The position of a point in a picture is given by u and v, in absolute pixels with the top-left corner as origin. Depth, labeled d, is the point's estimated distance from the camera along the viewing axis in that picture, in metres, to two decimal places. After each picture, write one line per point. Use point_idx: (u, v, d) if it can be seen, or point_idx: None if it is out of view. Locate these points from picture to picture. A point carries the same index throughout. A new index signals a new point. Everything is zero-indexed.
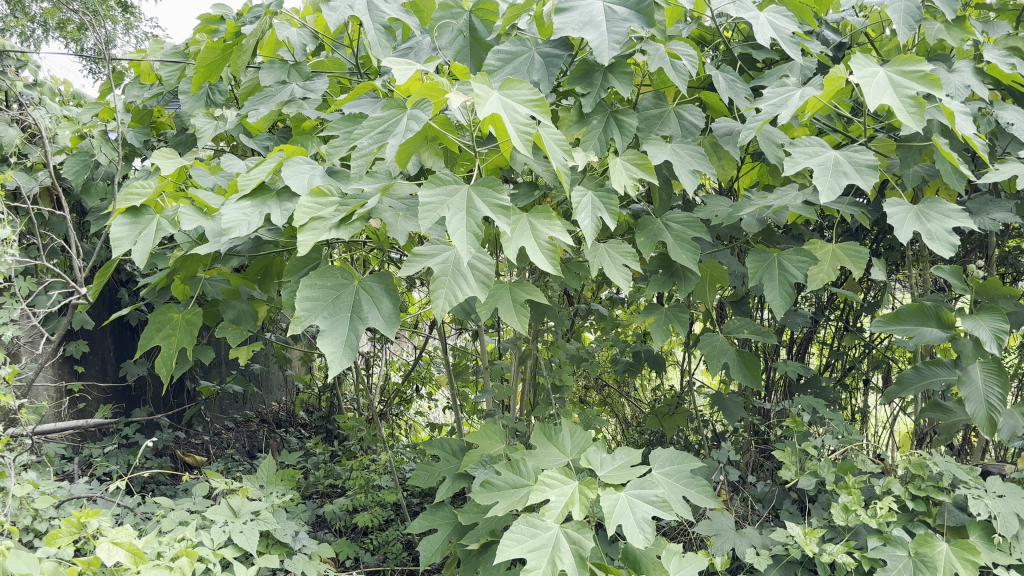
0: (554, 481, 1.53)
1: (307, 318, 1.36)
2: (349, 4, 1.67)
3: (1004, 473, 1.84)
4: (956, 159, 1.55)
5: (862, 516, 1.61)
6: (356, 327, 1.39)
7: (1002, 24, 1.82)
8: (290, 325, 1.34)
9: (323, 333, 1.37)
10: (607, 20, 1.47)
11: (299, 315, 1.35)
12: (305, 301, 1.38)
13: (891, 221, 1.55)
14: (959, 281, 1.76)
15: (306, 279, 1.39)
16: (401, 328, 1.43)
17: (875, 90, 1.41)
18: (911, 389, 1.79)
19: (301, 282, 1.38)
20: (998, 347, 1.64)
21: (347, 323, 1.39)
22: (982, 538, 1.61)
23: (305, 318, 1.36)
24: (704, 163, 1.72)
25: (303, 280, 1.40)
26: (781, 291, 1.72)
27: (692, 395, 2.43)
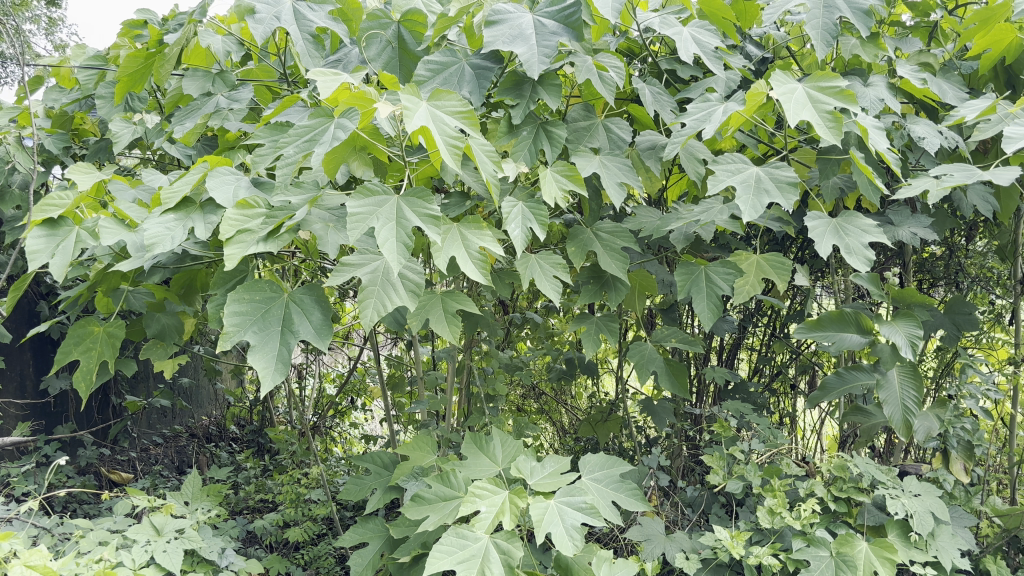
0: (483, 491, 1.52)
1: (236, 334, 1.34)
2: (275, 15, 1.63)
3: (921, 473, 1.90)
4: (872, 174, 1.61)
5: (786, 518, 1.65)
6: (288, 341, 1.38)
7: (914, 40, 1.89)
8: (219, 342, 1.31)
9: (254, 349, 1.35)
10: (537, 33, 1.49)
11: (227, 331, 1.32)
12: (233, 316, 1.35)
13: (811, 235, 1.60)
14: (877, 288, 1.82)
15: (234, 294, 1.36)
16: (333, 339, 1.42)
17: (795, 106, 1.45)
18: (833, 394, 1.83)
19: (229, 296, 1.35)
20: (913, 352, 1.70)
21: (277, 338, 1.38)
22: (900, 536, 1.66)
23: (234, 334, 1.33)
24: (632, 176, 1.73)
25: (231, 294, 1.37)
26: (709, 304, 1.74)
27: (624, 402, 2.45)
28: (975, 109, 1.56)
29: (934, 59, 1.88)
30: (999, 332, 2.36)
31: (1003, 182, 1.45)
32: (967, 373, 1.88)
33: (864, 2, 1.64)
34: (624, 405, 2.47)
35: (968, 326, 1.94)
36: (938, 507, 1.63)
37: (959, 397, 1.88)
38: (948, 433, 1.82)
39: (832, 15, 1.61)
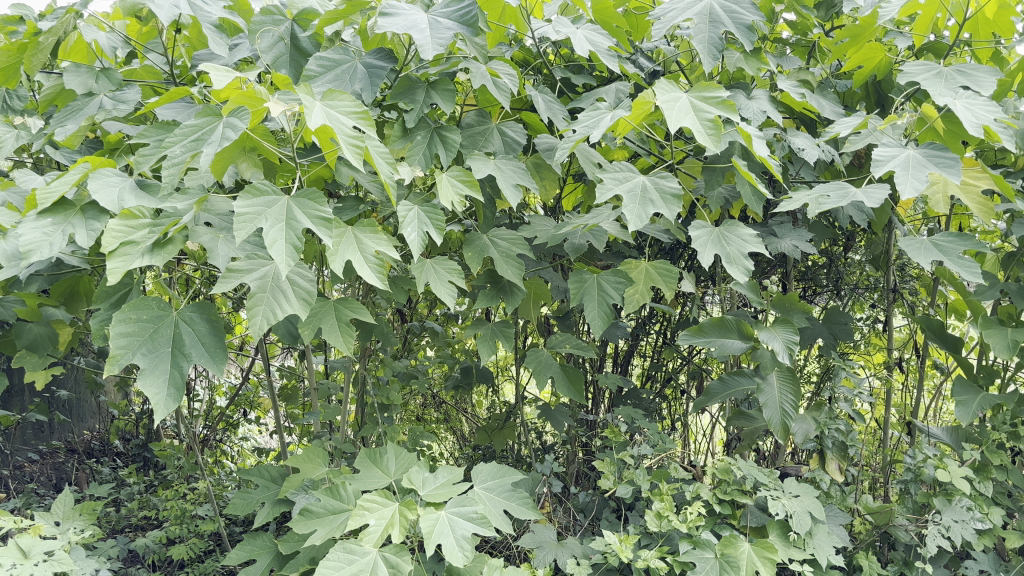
0: (373, 504, 1.50)
1: (123, 357, 1.28)
2: (173, 4, 1.54)
3: (800, 474, 1.98)
4: (754, 181, 1.65)
5: (673, 521, 1.68)
6: (179, 364, 1.33)
7: (795, 59, 1.95)
8: (105, 368, 1.25)
9: (143, 373, 1.29)
10: (432, 27, 1.45)
11: (113, 354, 1.27)
12: (119, 338, 1.28)
13: (695, 243, 1.63)
14: (758, 296, 1.88)
15: (120, 314, 1.29)
16: (227, 362, 1.36)
17: (676, 113, 1.49)
18: (717, 398, 1.88)
19: (115, 316, 1.29)
20: (789, 356, 1.77)
21: (168, 360, 1.32)
22: (779, 535, 1.72)
23: (121, 357, 1.28)
24: (527, 179, 1.72)
25: (116, 314, 1.30)
26: (599, 311, 1.75)
27: (520, 410, 2.46)
28: (849, 124, 1.63)
29: (812, 77, 1.92)
30: (872, 338, 2.48)
31: (873, 204, 1.52)
32: (842, 377, 1.97)
33: (746, 17, 1.66)
34: (520, 413, 2.48)
35: (844, 336, 2.03)
36: (815, 507, 1.70)
37: (834, 401, 1.96)
38: (824, 434, 1.90)
39: (717, 29, 1.64)
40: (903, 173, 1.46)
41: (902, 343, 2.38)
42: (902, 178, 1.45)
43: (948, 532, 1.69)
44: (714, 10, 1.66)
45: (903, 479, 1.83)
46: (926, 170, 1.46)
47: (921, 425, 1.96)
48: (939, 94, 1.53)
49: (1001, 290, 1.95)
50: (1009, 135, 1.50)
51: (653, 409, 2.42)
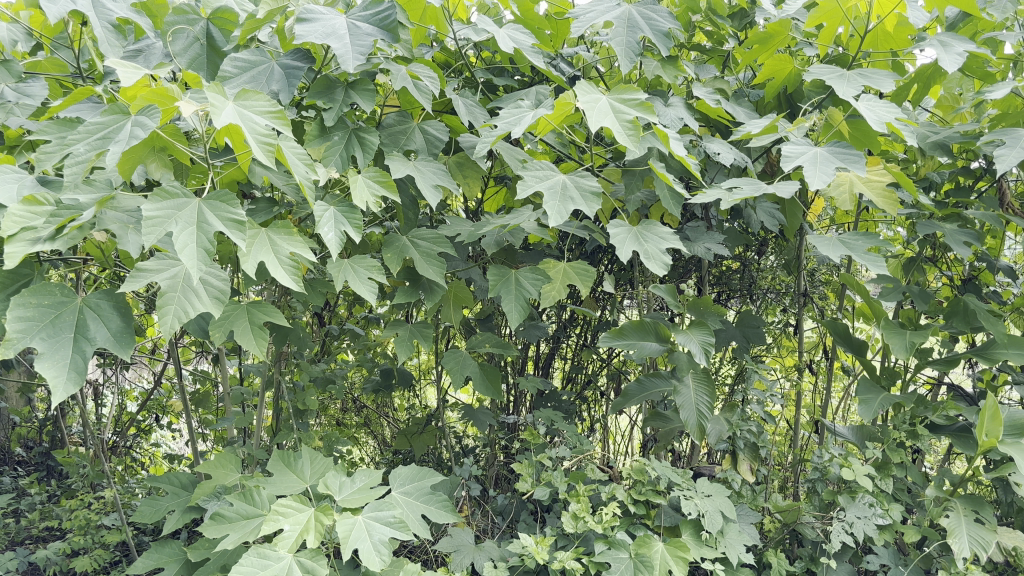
0: (287, 510, 1.47)
1: (21, 340, 1.21)
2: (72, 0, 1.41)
3: (713, 474, 2.02)
4: (671, 181, 1.67)
5: (589, 522, 1.69)
6: (82, 348, 1.27)
7: (711, 67, 1.99)
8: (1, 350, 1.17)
9: (42, 356, 1.22)
10: (351, 34, 1.43)
11: (10, 337, 1.20)
12: (17, 322, 1.22)
13: (614, 241, 1.65)
14: (675, 299, 1.92)
15: (19, 297, 1.23)
16: (133, 348, 1.33)
17: (596, 113, 1.49)
18: (634, 401, 1.94)
19: (14, 300, 1.22)
20: (705, 358, 1.80)
21: (70, 345, 1.26)
22: (692, 535, 1.75)
23: (19, 341, 1.20)
24: (447, 179, 1.71)
25: (14, 297, 1.24)
26: (517, 305, 1.75)
27: (440, 414, 2.45)
28: (759, 124, 1.66)
29: (726, 86, 1.97)
30: (784, 340, 2.54)
31: (783, 195, 1.56)
32: (754, 379, 2.02)
33: (663, 25, 1.69)
34: (441, 417, 2.46)
35: (756, 339, 2.07)
36: (726, 506, 1.73)
37: (746, 402, 2.00)
38: (737, 436, 1.95)
39: (634, 34, 1.67)
40: (811, 167, 1.50)
41: (812, 345, 2.46)
42: (809, 171, 1.49)
43: (852, 528, 1.75)
44: (632, 16, 1.68)
45: (810, 478, 1.89)
46: (832, 165, 1.51)
47: (828, 425, 2.02)
48: (843, 93, 1.59)
49: (903, 293, 2.03)
50: (909, 132, 1.56)
51: (572, 412, 2.44)
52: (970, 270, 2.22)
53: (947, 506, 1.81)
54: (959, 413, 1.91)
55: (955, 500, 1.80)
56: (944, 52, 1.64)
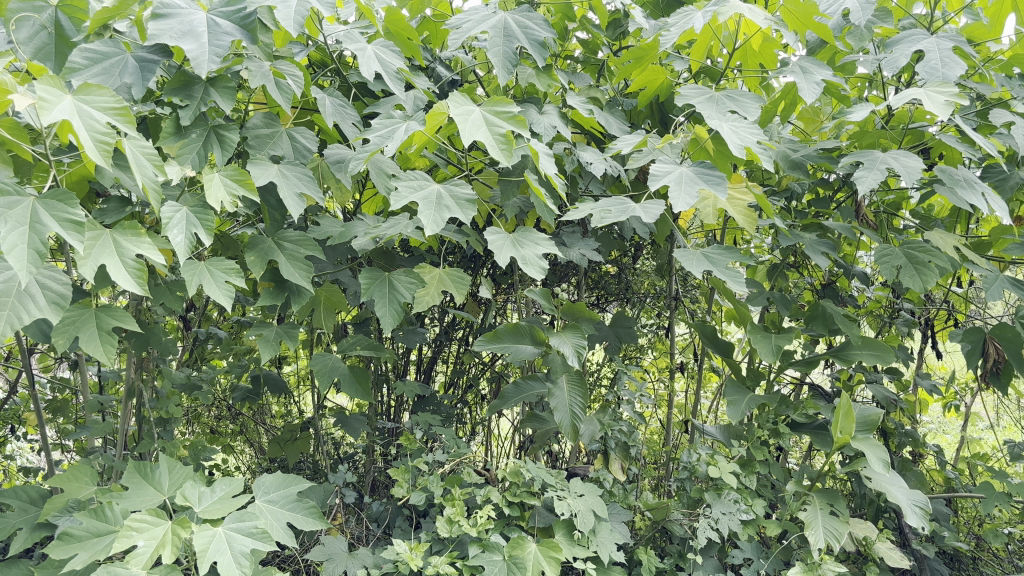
0: (142, 524, 1.40)
1: None
2: None
3: (588, 474, 2.05)
4: (545, 194, 1.67)
5: (463, 526, 1.69)
6: None
7: (585, 75, 2.02)
8: None
9: None
10: (209, 32, 1.37)
11: None
12: None
13: (492, 246, 1.61)
14: (549, 302, 1.93)
15: None
16: None
17: (470, 127, 1.47)
18: (511, 402, 1.95)
19: None
20: (577, 361, 1.83)
21: None
22: (565, 535, 1.77)
23: None
24: (311, 187, 1.68)
25: None
26: (391, 309, 1.73)
27: (315, 420, 2.39)
28: (630, 142, 1.71)
29: (601, 95, 2.02)
30: (658, 343, 2.61)
31: (647, 219, 1.59)
32: (625, 381, 2.06)
33: (538, 34, 1.68)
34: (316, 423, 2.41)
35: (628, 338, 2.15)
36: (598, 506, 1.76)
37: (618, 403, 2.05)
38: (608, 435, 1.99)
39: (511, 44, 1.65)
40: (676, 188, 1.55)
41: (684, 348, 2.53)
42: (676, 194, 1.53)
43: (717, 524, 1.81)
44: (508, 25, 1.66)
45: (680, 477, 1.95)
46: (696, 187, 1.56)
47: (697, 425, 2.08)
48: (710, 115, 1.63)
49: (766, 298, 2.13)
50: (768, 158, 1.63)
51: (451, 416, 2.43)
52: (829, 276, 2.34)
53: (805, 500, 1.89)
54: (817, 412, 2.01)
55: (812, 494, 1.88)
56: (803, 79, 1.73)
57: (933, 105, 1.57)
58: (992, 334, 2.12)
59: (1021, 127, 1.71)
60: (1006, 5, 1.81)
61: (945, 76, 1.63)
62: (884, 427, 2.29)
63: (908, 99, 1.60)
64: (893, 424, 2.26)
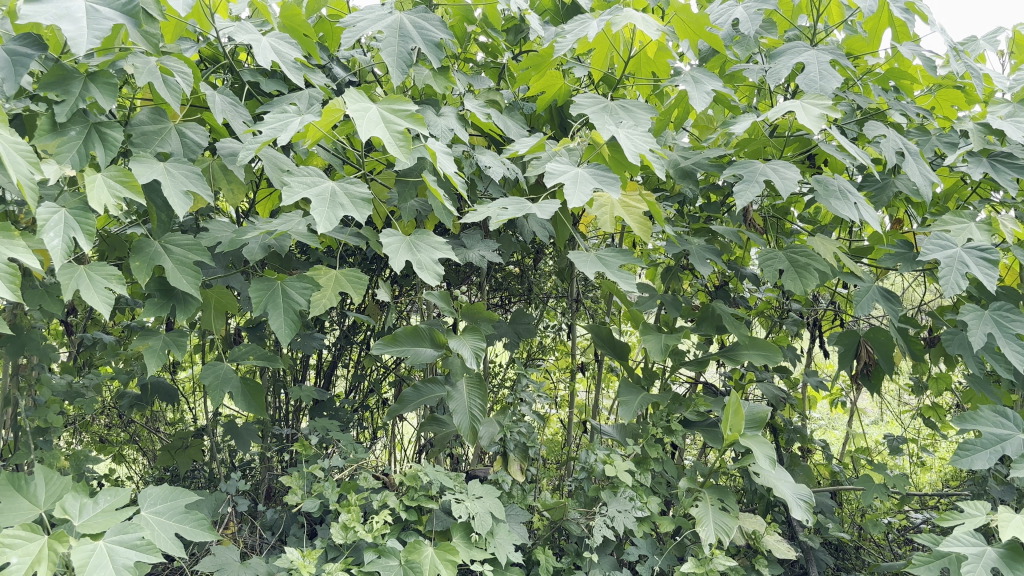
0: (14, 541, 1.32)
1: None
2: None
3: (486, 476, 2.05)
4: (441, 196, 1.64)
5: (359, 532, 1.66)
6: None
7: (485, 78, 2.03)
8: None
9: None
10: (88, 17, 1.26)
11: None
12: None
13: (387, 249, 1.60)
14: (448, 304, 1.92)
15: None
16: None
17: (368, 123, 1.43)
18: (410, 406, 1.95)
19: None
20: (474, 364, 1.83)
21: None
22: (462, 537, 1.76)
23: None
24: (199, 185, 1.62)
25: None
26: (286, 320, 1.69)
27: (208, 428, 2.32)
28: (526, 143, 1.71)
29: (500, 98, 2.01)
30: (559, 345, 2.64)
31: (544, 217, 1.60)
32: (524, 383, 2.08)
33: (435, 35, 1.67)
34: (209, 431, 2.34)
35: (527, 335, 2.17)
36: (496, 507, 1.76)
37: (516, 404, 2.06)
38: (507, 437, 1.99)
39: (406, 44, 1.63)
40: (572, 187, 1.56)
41: (584, 349, 2.57)
42: (572, 190, 1.55)
43: (613, 522, 1.84)
44: (404, 25, 1.64)
45: (577, 476, 1.97)
46: (591, 188, 1.58)
47: (595, 425, 2.11)
48: (603, 123, 1.66)
49: (658, 301, 2.18)
50: (661, 164, 1.66)
51: (348, 421, 2.39)
52: (722, 279, 2.41)
53: (697, 496, 1.94)
54: (708, 410, 2.07)
55: (704, 491, 1.93)
56: (694, 88, 1.77)
57: (807, 119, 1.63)
58: (866, 338, 2.22)
59: (890, 142, 1.81)
60: (882, 21, 1.90)
61: (822, 89, 1.71)
62: (774, 424, 2.36)
63: (785, 113, 1.66)
64: (782, 421, 2.34)
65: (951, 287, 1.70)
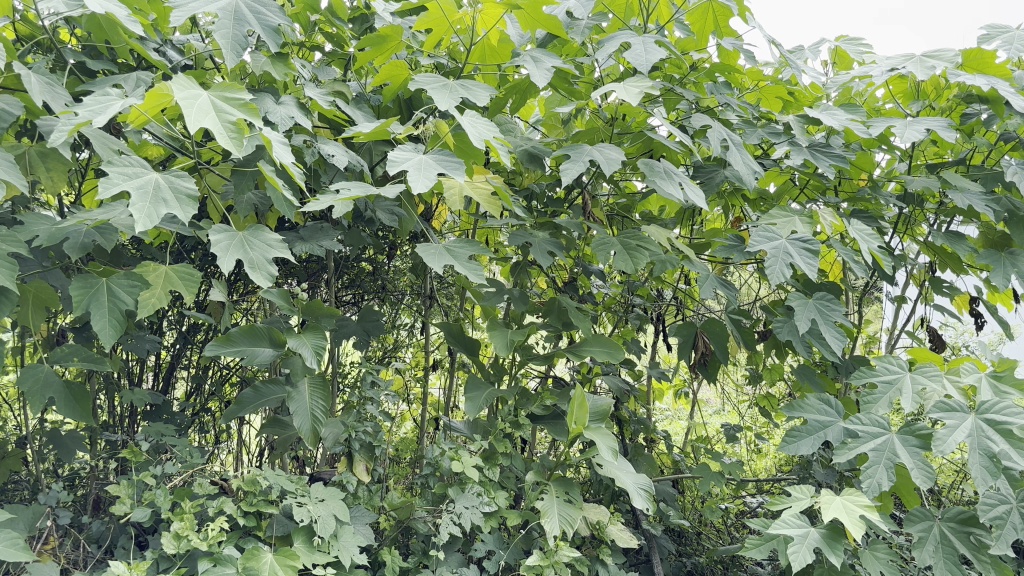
0: None
1: None
2: None
3: (330, 478, 2.01)
4: (280, 188, 1.58)
5: (192, 541, 1.58)
6: None
7: (330, 69, 1.99)
8: None
9: None
10: None
11: None
12: None
13: (216, 247, 1.52)
14: (288, 303, 1.86)
15: None
16: None
17: (196, 111, 1.34)
18: (249, 408, 1.87)
19: None
20: (317, 362, 1.78)
21: None
22: (304, 541, 1.70)
23: None
24: (13, 173, 1.49)
25: None
26: (111, 321, 1.56)
27: (28, 435, 2.15)
28: (368, 125, 1.69)
29: (347, 88, 1.96)
30: (410, 342, 2.61)
31: (387, 197, 1.58)
32: (371, 381, 2.04)
33: (271, 21, 1.61)
34: (29, 439, 2.17)
35: (376, 331, 2.13)
36: (339, 510, 1.72)
37: (362, 403, 2.02)
38: (352, 437, 1.95)
39: (241, 28, 1.56)
40: (415, 172, 1.53)
41: (435, 346, 2.55)
42: (414, 176, 1.52)
43: (459, 518, 1.83)
44: (239, 9, 1.57)
45: (424, 474, 1.96)
46: (434, 172, 1.55)
47: (444, 421, 2.11)
48: (446, 105, 1.65)
49: (507, 295, 2.19)
50: (505, 151, 1.66)
51: (185, 425, 2.28)
52: (570, 275, 2.46)
53: (543, 489, 1.97)
54: (555, 404, 2.10)
55: (550, 484, 1.96)
56: (535, 66, 1.78)
57: (626, 95, 1.72)
58: (702, 328, 2.32)
59: (716, 132, 1.90)
60: (706, 21, 2.02)
61: (647, 60, 1.75)
62: (619, 416, 2.43)
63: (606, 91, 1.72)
64: (626, 413, 2.41)
65: (776, 274, 1.80)
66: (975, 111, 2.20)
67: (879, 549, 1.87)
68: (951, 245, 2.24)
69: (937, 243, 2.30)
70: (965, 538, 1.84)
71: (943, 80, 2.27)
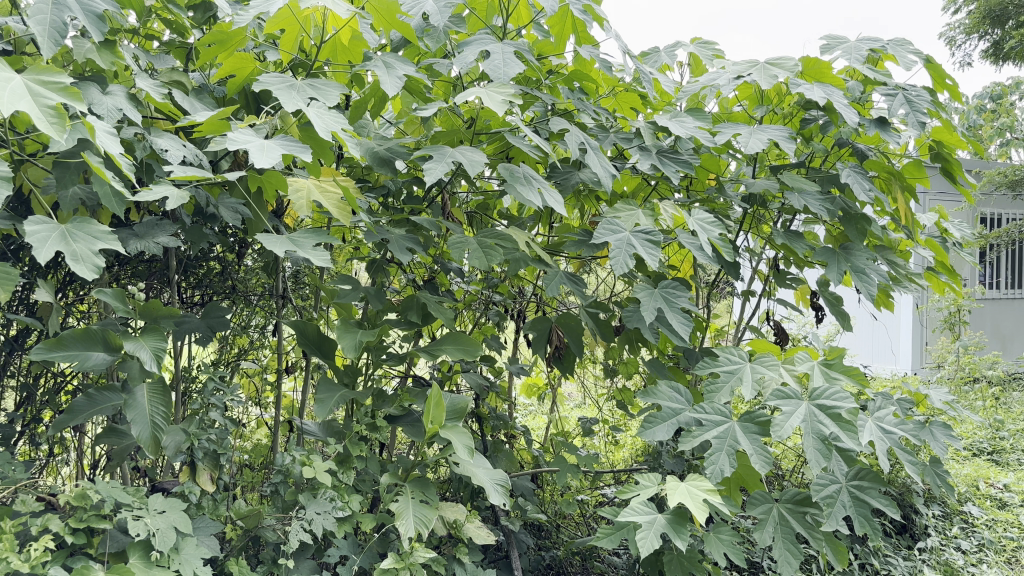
0: None
1: None
2: None
3: (172, 488, 1.90)
4: (105, 179, 1.47)
5: (13, 563, 1.45)
6: None
7: (167, 58, 1.90)
8: None
9: None
10: None
11: None
12: None
13: (32, 239, 1.41)
14: (124, 304, 1.75)
15: None
16: None
17: (7, 95, 1.24)
18: (81, 418, 1.74)
19: None
20: (156, 367, 1.68)
21: None
22: (141, 557, 1.60)
23: None
24: None
25: None
26: None
27: None
28: (203, 114, 1.60)
29: (186, 79, 1.88)
30: (264, 343, 2.51)
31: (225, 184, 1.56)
32: (216, 386, 1.95)
33: (96, 6, 1.51)
34: None
35: (220, 327, 2.03)
36: (180, 521, 1.63)
37: (206, 409, 1.92)
38: (195, 446, 1.85)
39: (62, 13, 1.45)
40: (256, 151, 1.47)
41: (288, 347, 2.47)
42: (256, 155, 1.46)
43: (311, 525, 1.77)
44: None
45: (273, 481, 1.89)
46: (276, 154, 1.49)
47: (296, 425, 2.04)
48: (290, 103, 1.60)
49: (360, 294, 2.15)
50: (354, 145, 1.63)
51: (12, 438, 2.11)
52: (428, 273, 2.43)
53: (398, 490, 1.93)
54: (411, 405, 2.07)
55: (405, 485, 1.93)
56: (386, 73, 1.75)
57: (490, 102, 1.69)
58: (557, 323, 2.36)
59: (572, 137, 1.92)
60: (566, 25, 2.07)
61: (506, 74, 1.78)
62: (479, 412, 2.42)
63: (469, 96, 1.69)
64: (485, 409, 2.40)
65: (620, 265, 1.83)
66: (813, 117, 2.32)
67: (724, 531, 1.94)
68: (790, 243, 2.36)
69: (778, 242, 2.41)
70: (801, 518, 1.94)
71: (784, 87, 2.38)
